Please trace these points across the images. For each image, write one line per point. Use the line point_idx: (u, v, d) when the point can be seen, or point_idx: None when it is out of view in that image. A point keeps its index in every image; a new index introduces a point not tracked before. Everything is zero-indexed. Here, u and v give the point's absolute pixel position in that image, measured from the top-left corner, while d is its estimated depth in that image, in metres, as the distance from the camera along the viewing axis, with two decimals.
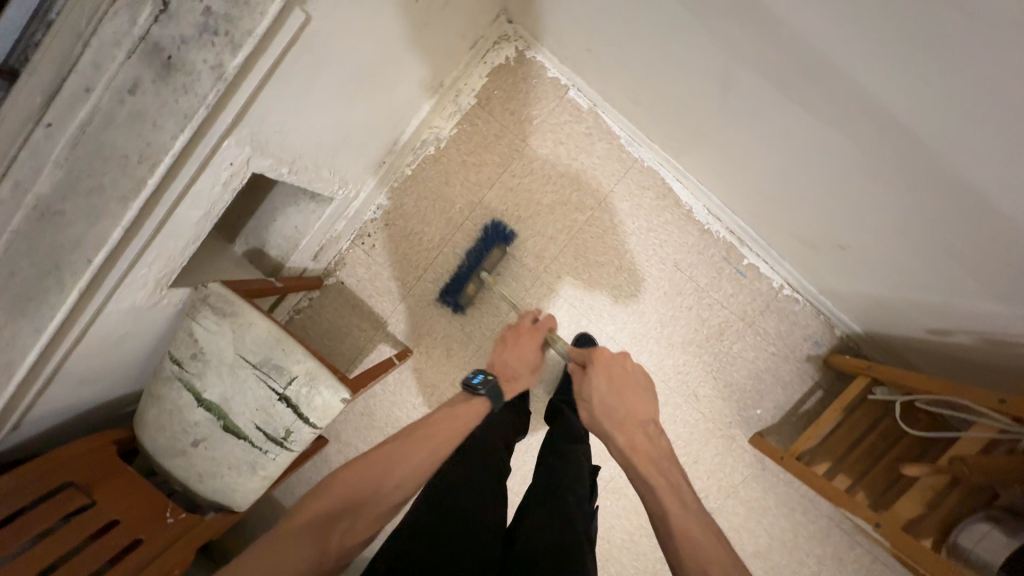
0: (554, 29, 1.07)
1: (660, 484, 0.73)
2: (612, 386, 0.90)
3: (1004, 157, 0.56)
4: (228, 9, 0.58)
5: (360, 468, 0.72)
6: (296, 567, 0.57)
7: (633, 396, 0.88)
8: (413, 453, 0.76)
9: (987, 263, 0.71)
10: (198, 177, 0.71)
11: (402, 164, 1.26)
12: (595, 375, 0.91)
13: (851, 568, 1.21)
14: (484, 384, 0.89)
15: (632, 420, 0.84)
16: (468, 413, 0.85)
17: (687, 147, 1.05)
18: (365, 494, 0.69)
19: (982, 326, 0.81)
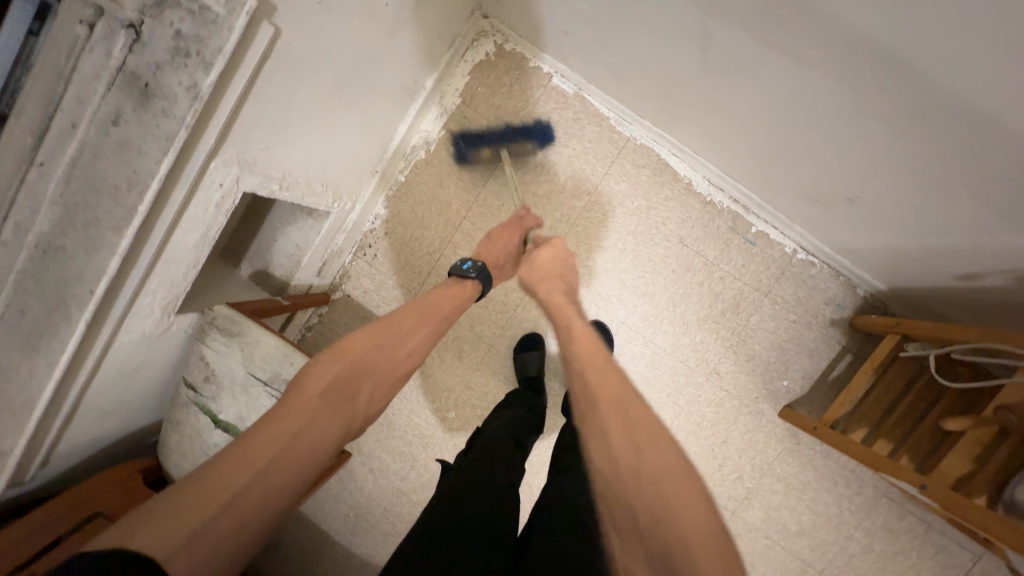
0: (529, 17, 1.06)
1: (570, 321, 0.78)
2: (556, 263, 0.90)
3: (1013, 76, 0.52)
4: (196, 30, 0.59)
5: (371, 336, 0.74)
6: (335, 429, 0.63)
7: (571, 273, 0.91)
8: (422, 329, 0.80)
9: (1013, 195, 0.66)
10: (190, 201, 0.72)
11: (395, 172, 1.27)
12: (542, 251, 0.91)
13: (904, 540, 1.14)
14: (476, 269, 0.92)
15: (557, 288, 0.85)
16: (462, 294, 0.90)
17: (679, 118, 1.03)
18: (379, 362, 0.73)
19: (1013, 263, 0.76)
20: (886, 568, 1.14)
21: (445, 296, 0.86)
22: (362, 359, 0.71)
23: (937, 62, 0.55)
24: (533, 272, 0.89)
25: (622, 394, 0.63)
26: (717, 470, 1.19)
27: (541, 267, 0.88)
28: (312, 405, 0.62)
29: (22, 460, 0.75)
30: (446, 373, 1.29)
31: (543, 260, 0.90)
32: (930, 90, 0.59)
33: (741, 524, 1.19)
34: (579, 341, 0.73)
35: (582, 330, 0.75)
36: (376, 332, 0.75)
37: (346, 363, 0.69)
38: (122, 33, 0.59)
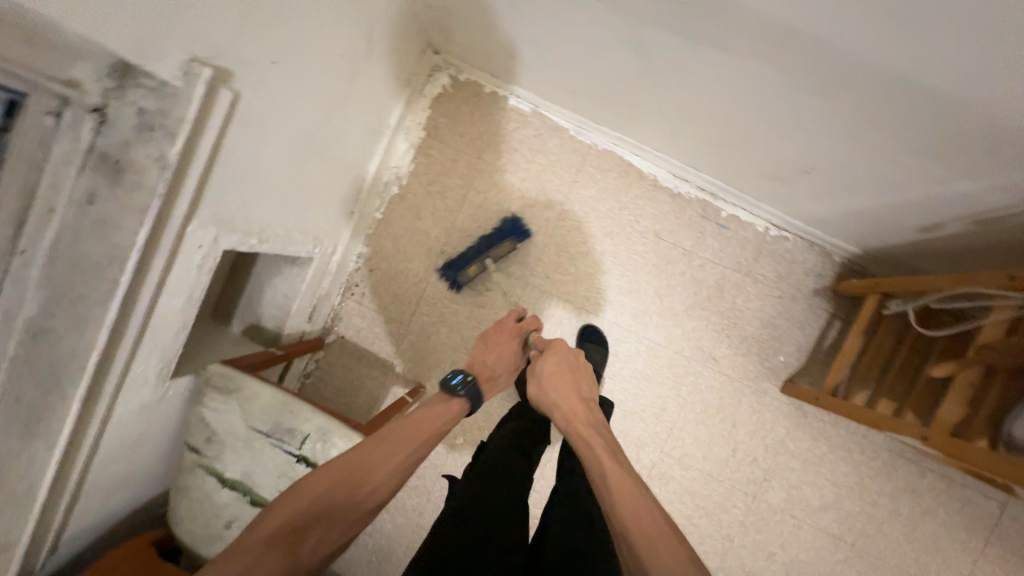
0: (475, 47, 1.12)
1: (597, 442, 0.75)
2: (561, 370, 0.89)
3: (906, 46, 0.55)
4: (158, 103, 0.63)
5: (337, 467, 0.66)
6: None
7: (581, 378, 0.89)
8: (402, 451, 0.72)
9: (951, 152, 0.68)
10: (173, 265, 0.75)
11: (371, 210, 1.30)
12: (545, 358, 0.91)
13: (929, 498, 1.13)
14: (465, 386, 0.87)
15: (574, 404, 0.83)
16: (448, 413, 0.83)
17: (633, 120, 1.07)
18: (340, 502, 0.63)
19: (963, 210, 0.79)
20: (915, 530, 1.13)
21: (433, 417, 0.80)
22: (321, 499, 0.63)
23: (862, 44, 0.57)
24: (543, 387, 0.86)
25: (653, 527, 0.60)
26: (732, 455, 1.19)
27: (548, 381, 0.87)
28: (250, 554, 0.55)
29: (30, 548, 0.74)
30: None
31: (548, 371, 0.88)
32: (861, 68, 0.61)
33: (765, 507, 1.18)
34: (616, 491, 0.65)
35: (618, 476, 0.67)
36: (345, 462, 0.67)
37: (299, 505, 0.61)
38: (87, 118, 0.62)
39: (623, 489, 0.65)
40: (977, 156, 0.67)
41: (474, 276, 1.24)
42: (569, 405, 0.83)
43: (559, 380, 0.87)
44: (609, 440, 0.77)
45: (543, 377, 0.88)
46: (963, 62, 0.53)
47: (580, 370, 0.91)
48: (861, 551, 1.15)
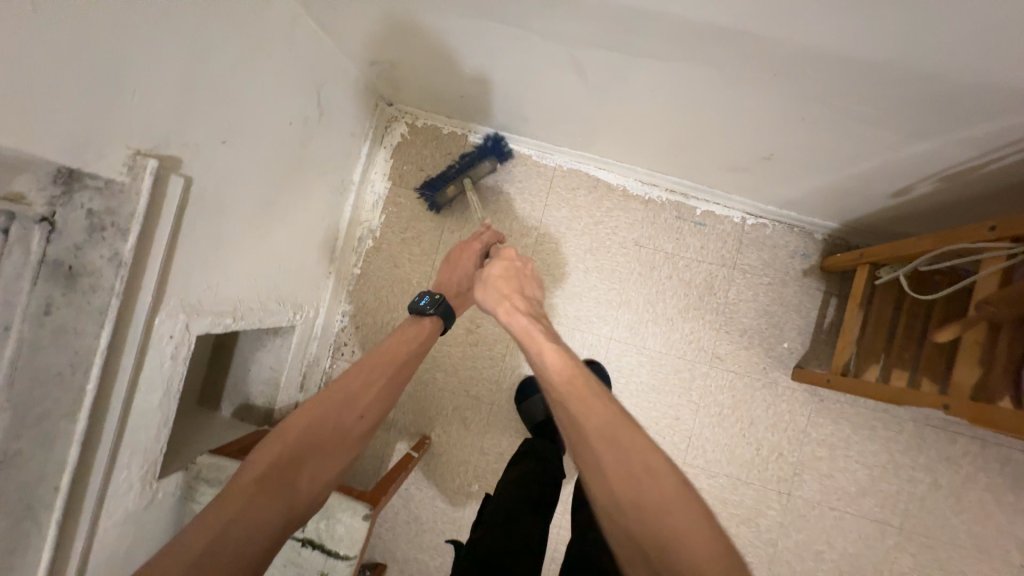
0: (426, 93, 1.14)
1: (536, 327, 0.75)
2: (507, 273, 0.86)
3: (838, 31, 0.54)
4: (106, 202, 0.61)
5: (311, 409, 0.74)
6: (273, 515, 0.63)
7: (526, 281, 0.87)
8: (373, 388, 0.80)
9: (907, 122, 0.68)
10: (144, 362, 0.72)
11: (349, 266, 1.29)
12: (493, 264, 0.87)
13: (968, 465, 1.08)
14: (435, 306, 0.91)
15: (518, 302, 0.81)
16: (416, 337, 0.88)
17: (590, 136, 1.08)
18: (326, 438, 0.73)
19: (922, 174, 0.79)
20: (961, 501, 1.08)
21: (407, 342, 0.87)
22: (306, 438, 0.71)
23: (791, 35, 0.57)
24: (487, 287, 0.84)
25: (583, 384, 0.66)
26: (756, 455, 1.14)
27: (494, 285, 0.83)
28: (248, 490, 0.63)
29: None
30: (456, 447, 1.24)
31: (495, 277, 0.85)
32: (802, 54, 0.60)
33: (802, 504, 1.12)
34: (550, 364, 0.69)
35: (554, 354, 0.70)
36: (319, 403, 0.75)
37: (290, 441, 0.70)
38: (35, 229, 0.55)
39: (558, 363, 0.69)
40: (923, 123, 0.67)
41: (449, 197, 1.19)
42: (512, 301, 0.80)
43: (503, 283, 0.84)
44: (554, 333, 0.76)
45: (490, 281, 0.84)
46: (898, 36, 0.52)
47: (527, 275, 0.89)
48: (911, 533, 1.09)
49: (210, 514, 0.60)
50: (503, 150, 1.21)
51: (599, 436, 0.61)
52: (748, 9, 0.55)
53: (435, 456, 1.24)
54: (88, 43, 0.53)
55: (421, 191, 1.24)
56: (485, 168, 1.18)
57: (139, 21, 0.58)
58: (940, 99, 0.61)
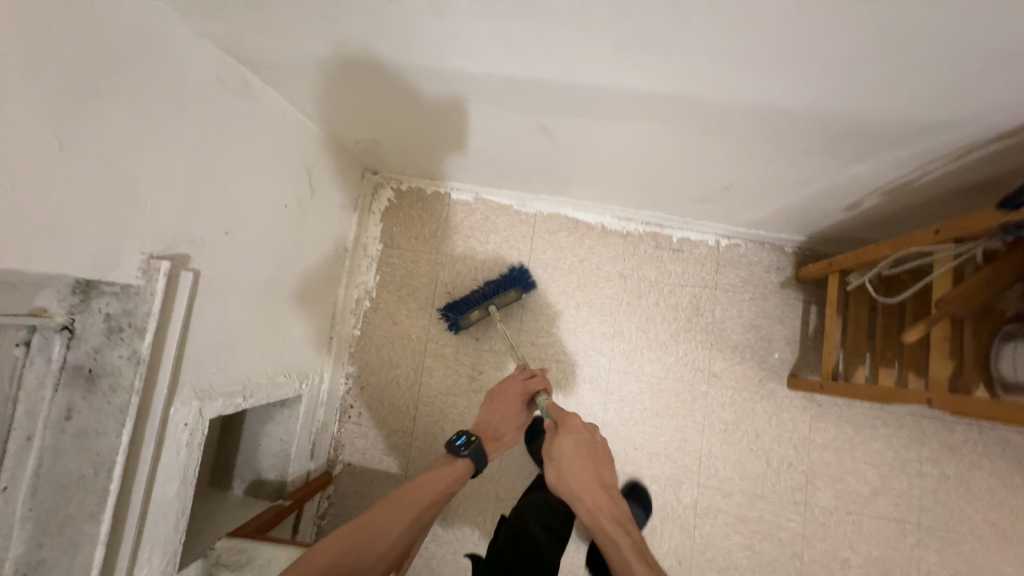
0: (408, 161, 1.22)
1: (615, 531, 0.80)
2: (582, 450, 0.87)
3: (760, 87, 0.63)
4: (123, 306, 0.66)
5: (350, 534, 0.77)
6: None
7: (603, 462, 0.89)
8: (403, 519, 0.83)
9: (843, 151, 0.75)
10: (161, 453, 0.73)
11: (348, 329, 1.32)
12: (565, 439, 0.87)
13: (970, 452, 1.11)
14: (468, 447, 0.94)
15: (597, 497, 0.84)
16: (451, 475, 0.91)
17: (565, 184, 1.16)
18: (354, 568, 0.74)
19: (865, 190, 0.87)
20: (970, 488, 1.10)
21: (441, 480, 0.90)
22: (336, 565, 0.73)
23: (724, 94, 0.66)
24: (562, 471, 0.85)
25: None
26: (767, 467, 1.16)
27: (574, 478, 0.85)
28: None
29: None
30: (472, 498, 1.24)
31: (568, 457, 0.86)
32: (740, 106, 0.68)
33: (820, 512, 1.13)
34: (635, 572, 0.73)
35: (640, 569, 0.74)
36: (355, 527, 0.78)
37: (321, 568, 0.72)
38: (57, 338, 0.64)
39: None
40: (852, 152, 0.75)
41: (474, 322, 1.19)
42: (593, 498, 0.84)
43: (580, 467, 0.86)
44: (633, 535, 0.80)
45: (563, 464, 0.86)
46: (816, 87, 0.61)
47: (598, 452, 0.89)
48: (931, 528, 1.10)
49: None
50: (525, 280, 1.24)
51: None
52: (685, 75, 0.63)
53: (452, 509, 1.23)
54: (104, 165, 0.60)
55: (442, 313, 1.24)
56: (513, 296, 1.20)
57: (145, 138, 0.65)
58: (865, 132, 0.69)
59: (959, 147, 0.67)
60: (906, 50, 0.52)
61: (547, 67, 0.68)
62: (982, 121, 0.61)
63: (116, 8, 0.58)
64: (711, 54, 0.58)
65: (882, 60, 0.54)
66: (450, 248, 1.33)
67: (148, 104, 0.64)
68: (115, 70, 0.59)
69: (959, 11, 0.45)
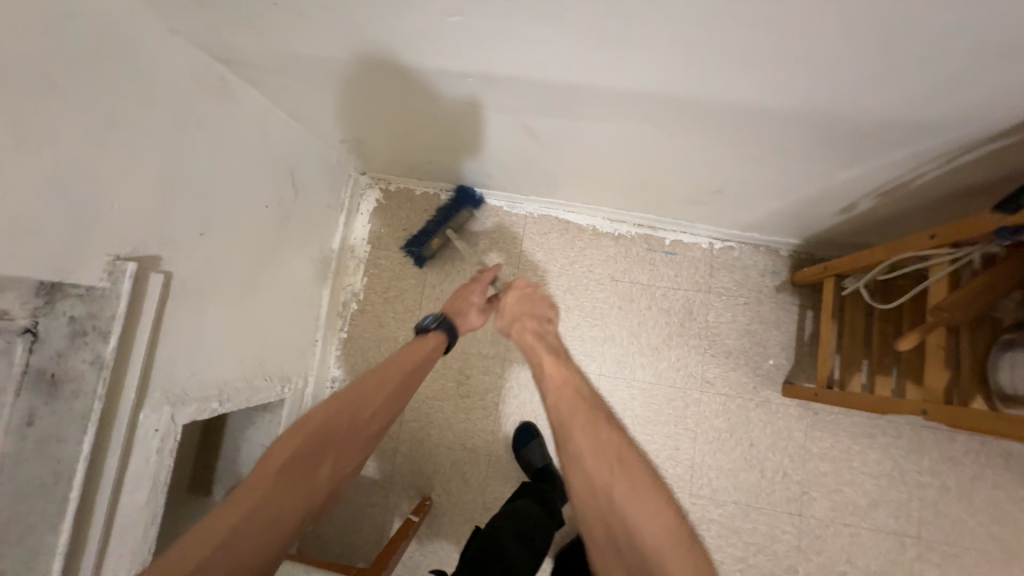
0: (395, 161, 1.20)
1: (542, 353, 0.82)
2: (523, 300, 0.90)
3: (744, 86, 0.60)
4: (89, 309, 0.62)
5: (336, 402, 0.75)
6: (287, 509, 0.63)
7: (540, 304, 0.90)
8: (387, 391, 0.81)
9: (835, 153, 0.73)
10: (129, 460, 0.72)
11: (335, 331, 1.30)
12: (506, 294, 0.92)
13: (971, 463, 1.08)
14: (437, 321, 0.94)
15: (529, 322, 0.87)
16: (425, 347, 0.90)
17: (554, 185, 1.14)
18: (342, 431, 0.74)
19: (858, 193, 0.84)
20: (972, 501, 1.07)
21: (413, 353, 0.88)
22: (322, 430, 0.72)
23: (708, 93, 0.64)
24: (502, 311, 0.90)
25: (578, 401, 0.72)
26: (761, 477, 1.13)
27: (511, 314, 0.89)
28: (261, 489, 0.63)
29: None
30: (458, 504, 1.21)
31: (508, 303, 0.91)
32: (724, 105, 0.66)
33: (815, 524, 1.10)
34: (551, 381, 0.76)
35: (560, 378, 0.77)
36: (339, 398, 0.76)
37: (309, 433, 0.71)
38: (18, 340, 0.56)
39: (564, 389, 0.75)
40: (843, 154, 0.72)
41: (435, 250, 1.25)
42: (522, 322, 0.87)
43: (518, 306, 0.90)
44: (556, 348, 0.83)
45: (502, 306, 0.91)
46: (802, 86, 0.58)
47: (540, 298, 0.91)
48: (930, 542, 1.07)
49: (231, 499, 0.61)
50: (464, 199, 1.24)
51: (594, 452, 0.65)
52: (668, 73, 0.61)
53: (438, 517, 1.21)
54: (68, 164, 0.58)
55: (404, 249, 1.27)
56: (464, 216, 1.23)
57: (112, 135, 0.63)
58: (857, 134, 0.66)
59: (952, 149, 0.65)
60: (896, 49, 0.49)
61: (525, 64, 0.65)
62: (974, 124, 0.59)
63: (84, 5, 0.57)
64: (689, 52, 0.56)
65: (871, 57, 0.51)
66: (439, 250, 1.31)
67: (117, 100, 0.63)
68: (81, 65, 0.57)
69: (951, 7, 0.43)
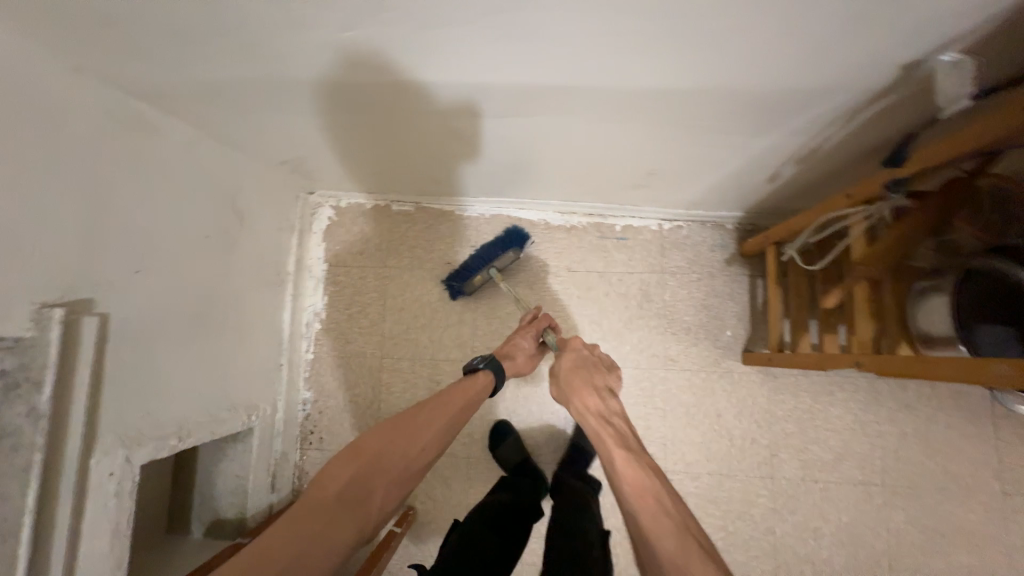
0: (338, 176, 1.20)
1: (609, 441, 0.77)
2: (580, 371, 0.88)
3: (648, 68, 0.62)
4: (16, 358, 0.61)
5: (388, 430, 0.77)
6: (339, 540, 0.64)
7: (598, 374, 0.88)
8: (435, 421, 0.80)
9: (746, 126, 0.75)
10: (85, 507, 0.71)
11: (301, 353, 1.29)
12: (562, 359, 0.90)
13: (925, 408, 1.12)
14: (485, 361, 0.91)
15: (588, 398, 0.84)
16: (473, 387, 0.87)
17: (500, 185, 1.15)
18: (394, 459, 0.74)
19: (780, 161, 0.87)
20: (929, 444, 1.11)
21: (465, 390, 0.86)
22: (375, 457, 0.73)
23: (615, 78, 0.65)
24: (560, 384, 0.88)
25: (657, 517, 0.64)
26: (731, 446, 1.16)
27: (568, 384, 0.86)
28: (317, 517, 0.64)
29: None
30: (442, 511, 1.22)
31: (564, 370, 0.88)
32: (634, 90, 0.68)
33: (787, 484, 1.13)
34: (626, 482, 0.70)
35: (635, 477, 0.70)
36: (392, 427, 0.78)
37: (364, 459, 0.72)
38: None
39: (641, 492, 0.68)
40: (755, 125, 0.75)
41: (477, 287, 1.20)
42: (583, 399, 0.84)
43: (579, 380, 0.86)
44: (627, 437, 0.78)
45: (562, 376, 0.88)
46: (697, 65, 0.61)
47: (597, 366, 0.90)
48: (894, 488, 1.11)
49: (285, 518, 0.63)
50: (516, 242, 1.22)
51: None
52: (574, 63, 0.62)
53: (423, 525, 1.21)
54: None
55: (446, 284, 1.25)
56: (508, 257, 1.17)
57: (22, 182, 0.62)
58: (760, 105, 0.69)
59: (847, 111, 0.68)
60: (772, 21, 0.52)
61: (435, 69, 0.66)
62: (855, 86, 0.62)
63: None
64: (586, 42, 0.57)
65: (755, 27, 0.53)
66: (398, 261, 1.32)
67: (23, 146, 0.62)
68: None
69: None
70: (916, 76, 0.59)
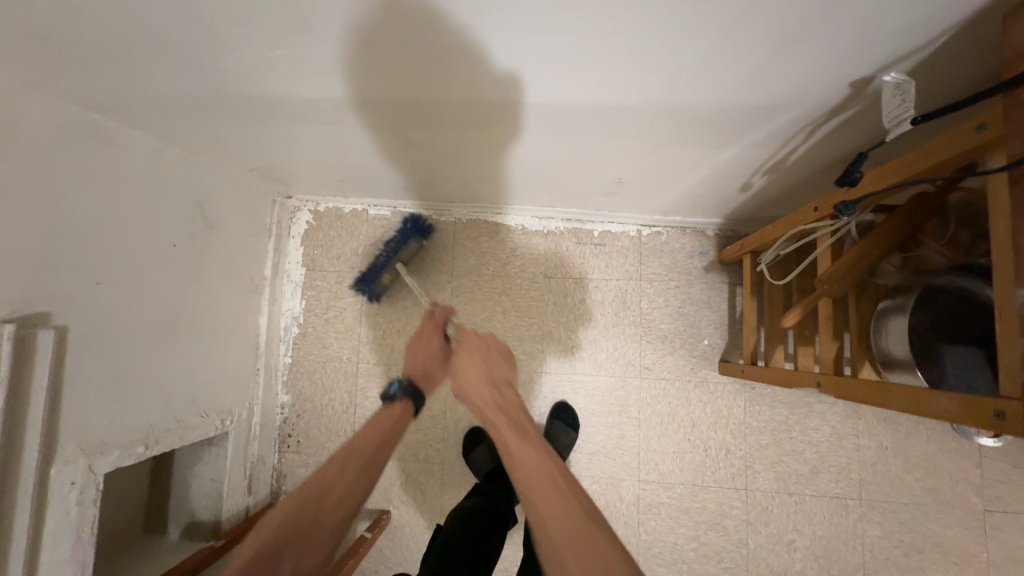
0: (310, 181, 1.19)
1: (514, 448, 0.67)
2: (478, 362, 0.78)
3: (593, 81, 0.60)
4: None
5: (297, 495, 0.71)
6: None
7: (498, 367, 0.80)
8: (351, 470, 0.76)
9: (706, 138, 0.73)
10: (45, 515, 0.72)
11: (279, 357, 1.31)
12: (460, 355, 0.80)
13: (906, 422, 1.09)
14: (402, 388, 0.90)
15: (484, 394, 0.75)
16: (390, 419, 0.86)
17: (473, 191, 1.14)
18: (304, 526, 0.69)
19: (749, 171, 0.84)
20: (909, 458, 1.09)
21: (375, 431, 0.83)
22: (289, 524, 0.68)
23: (562, 90, 0.63)
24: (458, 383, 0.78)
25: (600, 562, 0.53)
26: (706, 456, 1.14)
27: (465, 380, 0.77)
28: None
29: None
30: (416, 515, 1.22)
31: (463, 365, 0.78)
32: (584, 101, 0.66)
33: (761, 496, 1.12)
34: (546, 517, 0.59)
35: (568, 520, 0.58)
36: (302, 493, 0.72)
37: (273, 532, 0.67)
38: None
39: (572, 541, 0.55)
40: (715, 138, 0.73)
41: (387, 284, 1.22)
42: (481, 397, 0.75)
43: (474, 374, 0.77)
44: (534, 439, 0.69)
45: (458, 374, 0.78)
46: (643, 78, 0.58)
47: (497, 360, 0.81)
48: (871, 502, 1.09)
49: None
50: (429, 224, 1.22)
51: None
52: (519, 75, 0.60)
53: (398, 529, 1.22)
54: None
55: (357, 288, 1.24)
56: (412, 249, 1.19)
57: None
58: (717, 118, 0.66)
59: (806, 125, 0.65)
60: (712, 36, 0.49)
61: (380, 81, 0.65)
62: (811, 100, 0.59)
63: None
64: (526, 53, 0.55)
65: (698, 40, 0.50)
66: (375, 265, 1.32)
67: None
68: None
69: None
70: (872, 90, 0.56)
